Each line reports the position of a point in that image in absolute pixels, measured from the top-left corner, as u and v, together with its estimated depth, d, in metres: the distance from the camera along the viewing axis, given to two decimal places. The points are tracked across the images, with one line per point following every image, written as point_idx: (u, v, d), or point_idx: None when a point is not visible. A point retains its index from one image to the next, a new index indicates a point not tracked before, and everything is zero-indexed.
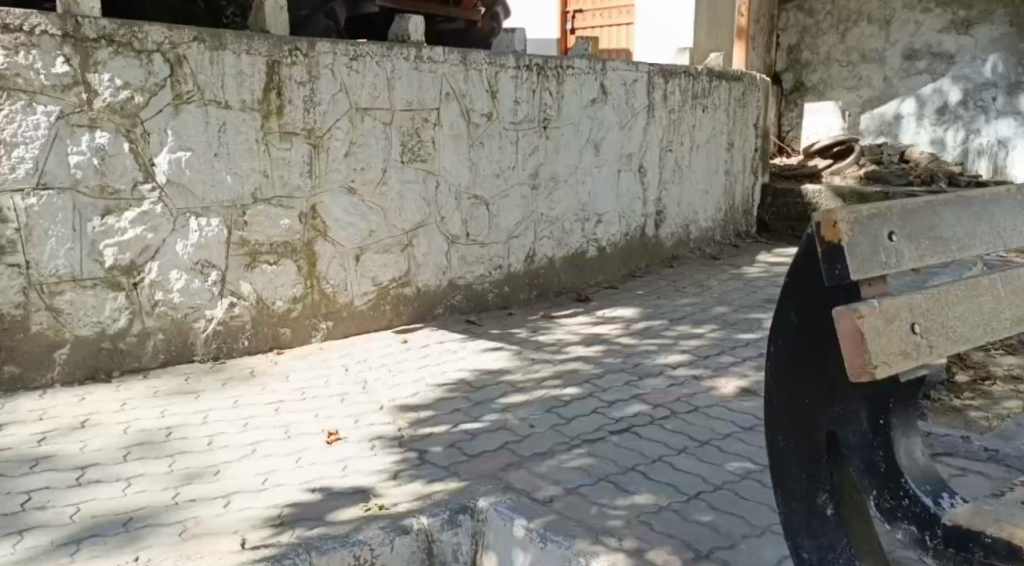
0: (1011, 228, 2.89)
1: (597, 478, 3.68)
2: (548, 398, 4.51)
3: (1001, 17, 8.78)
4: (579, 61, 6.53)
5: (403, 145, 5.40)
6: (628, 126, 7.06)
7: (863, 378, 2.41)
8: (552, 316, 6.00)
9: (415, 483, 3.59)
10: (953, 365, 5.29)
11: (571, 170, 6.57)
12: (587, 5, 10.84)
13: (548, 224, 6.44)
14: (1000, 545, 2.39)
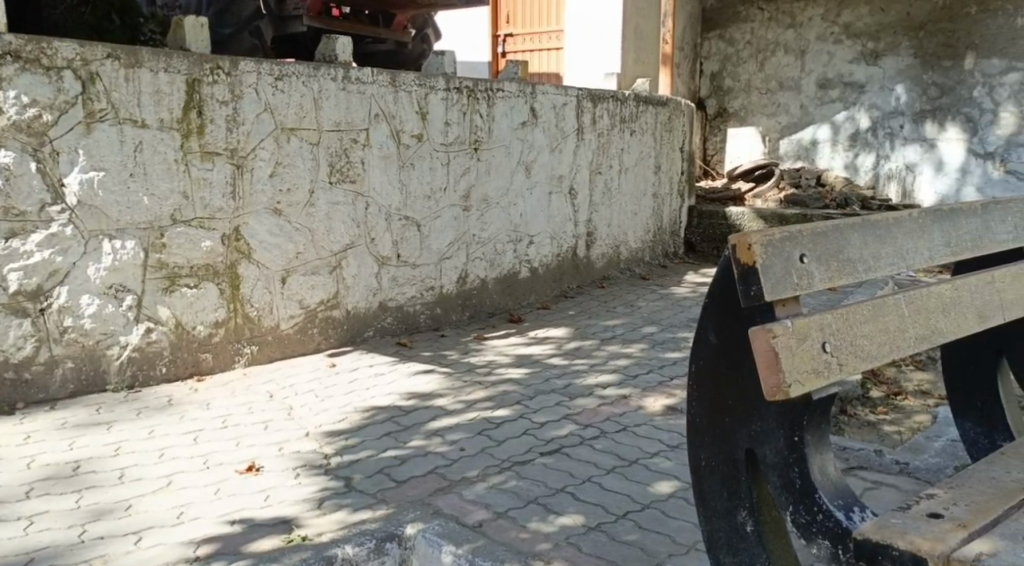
0: (913, 250, 2.99)
1: (526, 501, 3.69)
2: (479, 420, 4.52)
3: (907, 49, 9.13)
4: (509, 84, 6.58)
5: (330, 165, 5.38)
6: (557, 148, 7.13)
7: (777, 397, 2.48)
8: (484, 337, 6.01)
9: (340, 512, 3.56)
10: (867, 380, 5.44)
11: (502, 191, 6.60)
12: (518, 29, 10.94)
13: (480, 246, 6.46)
14: (907, 557, 2.46)
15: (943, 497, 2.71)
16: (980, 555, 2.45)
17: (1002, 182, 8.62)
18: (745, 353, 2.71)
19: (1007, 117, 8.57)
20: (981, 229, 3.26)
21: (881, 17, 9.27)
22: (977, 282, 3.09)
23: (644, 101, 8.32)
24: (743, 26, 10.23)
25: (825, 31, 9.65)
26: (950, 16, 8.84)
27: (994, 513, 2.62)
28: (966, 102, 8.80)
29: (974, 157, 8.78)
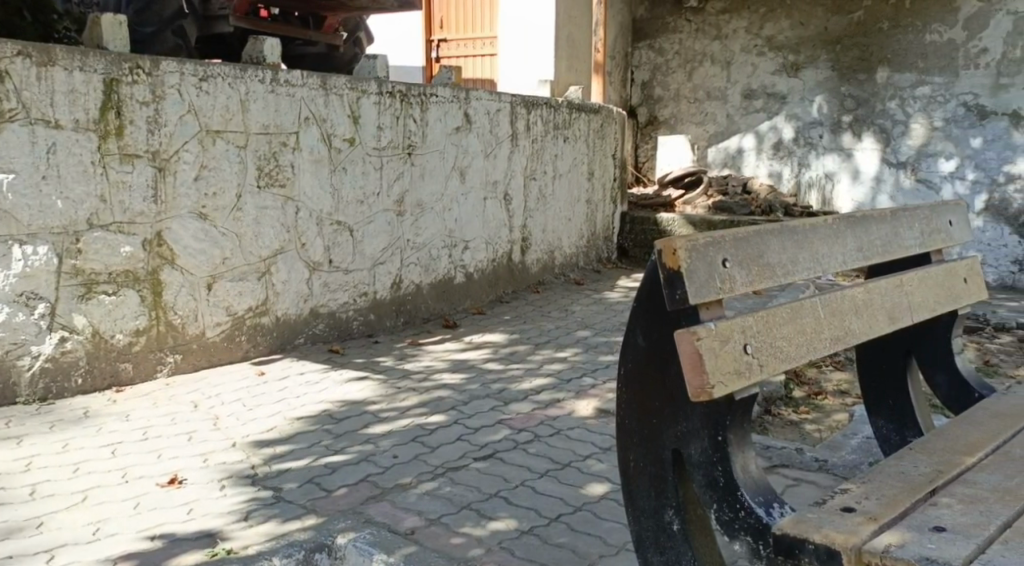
0: (828, 254, 3.13)
1: (459, 507, 3.76)
2: (412, 427, 4.56)
3: (825, 62, 9.45)
4: (442, 90, 6.64)
5: (258, 169, 5.39)
6: (491, 154, 7.21)
7: (701, 398, 2.58)
8: (419, 342, 6.06)
9: (268, 523, 3.58)
10: (789, 381, 5.63)
11: (436, 196, 6.66)
12: (451, 34, 11.01)
13: (415, 251, 6.51)
14: (822, 550, 2.47)
15: (856, 492, 2.72)
16: (888, 546, 2.44)
17: (913, 191, 9.00)
18: (671, 356, 2.82)
19: (918, 128, 8.92)
20: (890, 235, 3.42)
21: (801, 31, 9.57)
22: (888, 286, 3.24)
23: (577, 108, 8.45)
24: (672, 37, 10.44)
25: (749, 43, 9.90)
26: (864, 31, 9.20)
27: (903, 506, 2.62)
28: (880, 115, 9.14)
29: (887, 166, 9.13)
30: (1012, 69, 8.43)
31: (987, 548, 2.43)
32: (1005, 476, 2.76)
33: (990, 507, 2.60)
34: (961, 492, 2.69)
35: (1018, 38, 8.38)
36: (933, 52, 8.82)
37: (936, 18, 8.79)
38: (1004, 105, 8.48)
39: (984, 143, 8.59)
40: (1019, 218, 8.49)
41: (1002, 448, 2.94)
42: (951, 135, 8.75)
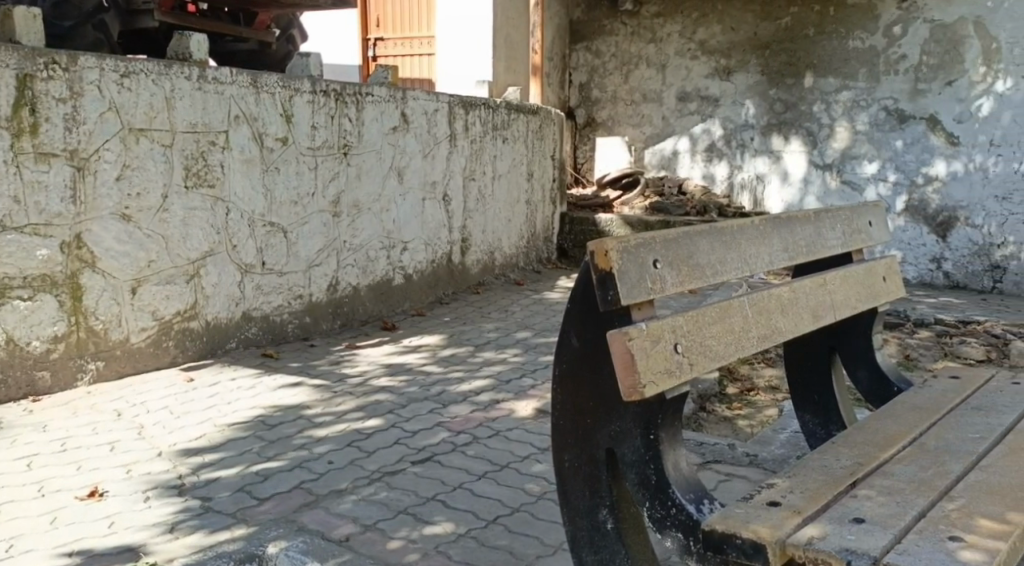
0: (755, 255, 3.21)
1: (395, 511, 3.77)
2: (349, 431, 4.56)
3: (755, 68, 9.64)
4: (378, 89, 6.63)
5: (185, 169, 5.33)
6: (429, 155, 7.22)
7: (634, 398, 2.62)
8: (356, 345, 6.04)
9: (196, 535, 3.55)
10: (723, 378, 5.74)
11: (373, 197, 6.65)
12: (388, 33, 10.97)
13: (352, 252, 6.50)
14: (747, 545, 2.51)
15: (782, 486, 2.77)
16: (811, 538, 2.49)
17: (838, 193, 9.23)
18: (604, 357, 2.86)
19: (842, 132, 9.17)
20: (814, 236, 3.52)
21: (732, 35, 9.74)
22: (811, 285, 3.33)
23: (515, 109, 8.49)
24: (609, 40, 10.53)
25: (683, 47, 10.04)
26: (792, 37, 9.42)
27: (824, 499, 2.68)
28: (807, 118, 9.36)
29: (814, 168, 9.35)
30: (929, 75, 8.68)
31: (903, 537, 2.48)
32: (920, 467, 2.83)
33: (906, 498, 2.66)
34: (878, 484, 2.75)
35: (935, 45, 8.63)
36: (856, 58, 9.06)
37: (858, 25, 9.03)
38: (921, 109, 8.74)
39: (905, 146, 8.84)
40: (936, 218, 8.75)
41: (916, 441, 3.02)
42: (873, 138, 9.00)
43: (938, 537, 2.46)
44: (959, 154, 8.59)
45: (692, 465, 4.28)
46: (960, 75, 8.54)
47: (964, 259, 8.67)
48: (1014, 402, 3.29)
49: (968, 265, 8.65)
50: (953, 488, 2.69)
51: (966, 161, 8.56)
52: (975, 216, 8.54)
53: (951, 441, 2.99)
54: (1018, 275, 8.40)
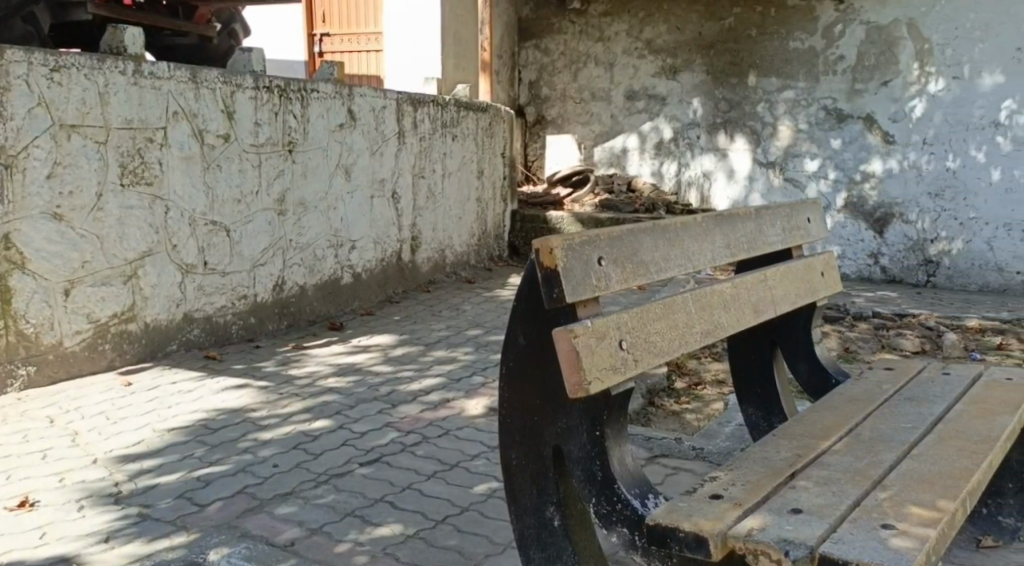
0: (698, 252, 3.25)
1: (342, 514, 3.76)
2: (296, 434, 4.54)
3: (700, 67, 9.74)
4: (323, 86, 6.60)
5: (122, 166, 5.24)
6: (377, 152, 7.20)
7: (579, 394, 2.64)
8: (304, 346, 6.02)
9: (132, 544, 3.52)
10: (671, 373, 5.81)
11: (320, 195, 6.63)
12: (335, 28, 10.86)
13: (298, 251, 6.47)
14: (690, 538, 2.53)
15: (723, 479, 2.81)
16: (751, 530, 2.52)
17: (782, 191, 9.38)
18: (550, 354, 2.87)
19: (784, 131, 9.32)
20: (755, 233, 3.58)
21: (678, 35, 9.84)
22: (752, 281, 3.39)
23: (464, 106, 8.49)
24: (557, 38, 10.58)
25: (630, 46, 10.12)
26: (735, 37, 9.53)
27: (765, 491, 2.72)
28: (750, 118, 9.49)
29: (758, 166, 9.48)
30: (865, 76, 8.87)
31: (839, 526, 2.53)
32: (856, 458, 2.90)
33: (841, 488, 2.72)
34: (816, 475, 2.81)
35: (871, 46, 8.82)
36: (797, 59, 9.22)
37: (798, 26, 9.18)
38: (858, 109, 8.93)
39: (843, 144, 9.03)
40: (874, 214, 8.95)
41: (851, 432, 3.09)
42: (813, 137, 9.17)
43: (871, 525, 2.52)
44: (894, 153, 8.79)
45: (638, 459, 4.33)
46: (895, 75, 8.74)
47: (900, 253, 8.88)
48: (945, 392, 3.38)
49: (904, 259, 8.86)
50: (886, 477, 2.76)
51: (900, 159, 8.77)
52: (909, 212, 8.77)
53: (885, 431, 3.07)
54: (952, 270, 8.64)
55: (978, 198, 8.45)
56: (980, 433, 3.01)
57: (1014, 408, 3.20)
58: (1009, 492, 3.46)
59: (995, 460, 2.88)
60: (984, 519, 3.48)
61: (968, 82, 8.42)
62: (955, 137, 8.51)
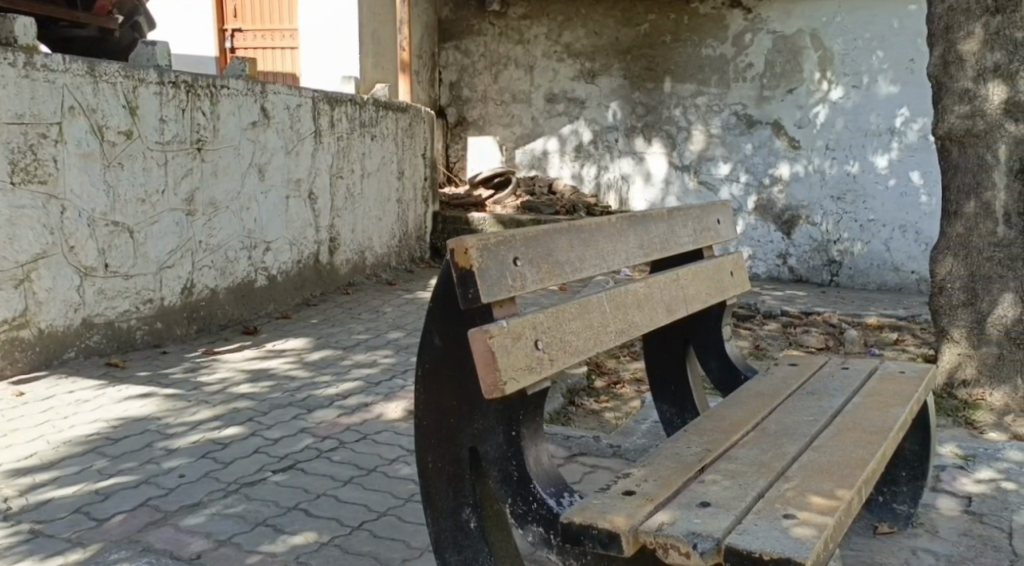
0: (613, 252, 3.30)
1: (253, 524, 3.73)
2: (205, 442, 4.49)
3: (618, 72, 9.87)
4: (234, 82, 6.51)
5: (13, 164, 5.05)
6: (293, 151, 7.15)
7: (495, 394, 2.66)
8: (215, 351, 5.94)
9: (24, 562, 3.43)
10: (591, 372, 5.89)
11: (232, 195, 6.55)
12: (246, 24, 10.73)
13: (208, 253, 6.37)
14: (603, 534, 2.57)
15: (637, 475, 2.85)
16: (661, 524, 2.57)
17: (696, 194, 9.57)
18: (466, 355, 2.88)
19: (698, 135, 9.50)
20: (667, 234, 3.65)
21: (596, 40, 9.96)
22: (665, 281, 3.45)
23: (383, 106, 8.46)
24: (477, 39, 10.62)
25: (549, 49, 10.20)
26: (651, 43, 9.68)
27: (675, 486, 2.77)
28: (665, 122, 9.65)
29: (674, 170, 9.65)
30: (773, 83, 9.11)
31: (745, 517, 2.60)
32: (762, 451, 2.98)
33: (748, 480, 2.80)
34: (725, 468, 2.88)
35: (777, 55, 9.08)
36: (709, 66, 9.41)
37: (710, 34, 9.37)
38: (767, 115, 9.17)
39: (753, 149, 9.25)
40: (783, 216, 9.19)
41: (758, 428, 3.17)
42: (725, 142, 9.37)
43: (774, 515, 2.60)
44: (800, 158, 9.06)
45: (558, 458, 4.39)
46: (800, 83, 9.00)
47: (807, 254, 9.13)
48: (844, 386, 3.50)
49: (810, 260, 9.11)
50: (789, 469, 2.85)
51: (806, 164, 9.05)
52: (815, 215, 9.04)
53: (791, 425, 3.16)
54: (853, 269, 8.92)
55: (876, 201, 8.76)
56: (876, 425, 3.13)
57: (905, 399, 3.34)
58: (902, 480, 3.61)
59: (888, 449, 3.00)
60: (879, 506, 3.62)
61: (866, 91, 8.72)
62: (855, 142, 8.81)
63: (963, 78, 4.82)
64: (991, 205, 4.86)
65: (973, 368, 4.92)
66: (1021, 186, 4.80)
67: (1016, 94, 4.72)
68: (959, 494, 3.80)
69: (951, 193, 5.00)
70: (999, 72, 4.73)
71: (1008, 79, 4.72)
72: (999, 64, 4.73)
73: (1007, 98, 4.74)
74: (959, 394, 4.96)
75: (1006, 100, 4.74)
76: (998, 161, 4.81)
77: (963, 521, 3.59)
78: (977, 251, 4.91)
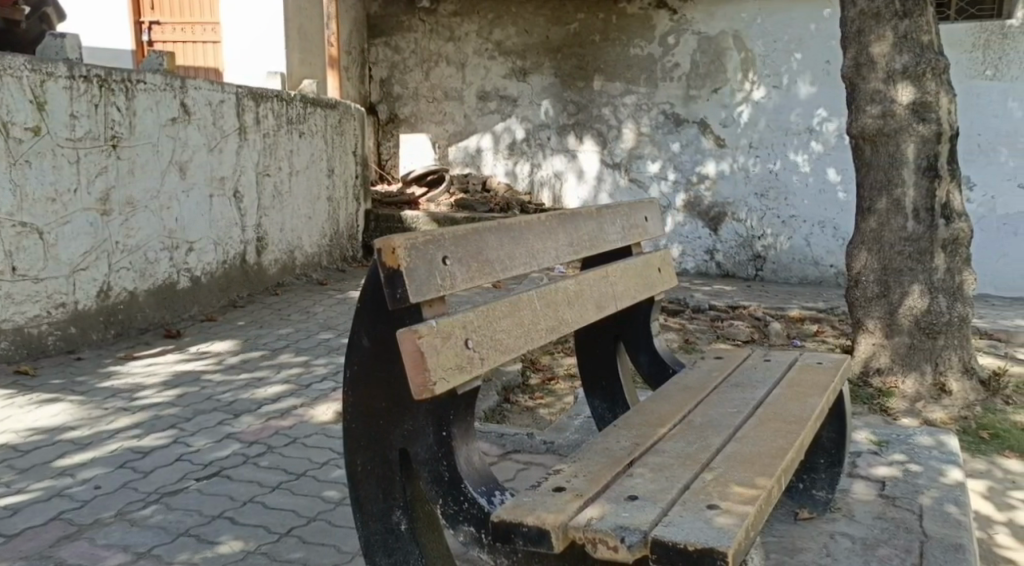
0: (543, 249, 3.33)
1: (175, 535, 3.68)
2: (123, 451, 4.41)
3: (549, 70, 9.94)
4: (152, 76, 6.39)
5: None
6: (215, 148, 7.05)
7: (425, 395, 2.67)
8: (133, 355, 5.84)
9: None
10: (526, 368, 5.93)
11: (151, 194, 6.44)
12: (166, 16, 10.43)
13: (126, 255, 6.25)
14: (532, 532, 2.60)
15: (567, 471, 2.89)
16: (590, 519, 2.61)
17: (627, 191, 9.67)
18: (395, 355, 2.89)
19: (628, 133, 9.60)
20: (597, 231, 3.70)
21: (526, 38, 10.01)
22: (595, 278, 3.50)
23: (311, 102, 8.39)
24: (407, 36, 10.60)
25: (480, 47, 10.23)
26: (580, 42, 9.75)
27: (605, 480, 2.82)
28: (596, 120, 9.73)
29: (605, 167, 9.73)
30: (698, 83, 9.25)
31: (670, 509, 2.65)
32: (687, 443, 3.05)
33: (674, 472, 2.85)
34: (652, 461, 2.93)
35: (702, 55, 9.21)
36: (637, 65, 9.51)
37: (637, 34, 9.47)
38: (694, 114, 9.30)
39: (681, 147, 9.38)
40: (710, 212, 9.33)
41: (685, 420, 3.24)
42: (654, 140, 9.49)
43: (699, 506, 2.65)
44: (725, 156, 9.20)
45: (491, 457, 4.41)
46: (724, 83, 9.15)
47: (734, 249, 9.29)
48: (767, 378, 3.58)
49: (736, 255, 9.28)
50: (714, 460, 2.92)
51: (731, 162, 9.20)
52: (740, 211, 9.20)
53: (716, 418, 3.22)
54: (777, 264, 9.11)
55: (797, 198, 8.95)
56: (795, 414, 3.21)
57: (824, 389, 3.43)
58: (821, 466, 3.67)
59: (807, 438, 3.08)
60: (799, 493, 3.70)
61: (786, 91, 8.90)
62: (776, 142, 8.98)
63: (874, 80, 5.01)
64: (901, 201, 5.03)
65: (887, 357, 5.10)
66: (928, 184, 4.98)
67: (923, 95, 4.92)
68: (873, 479, 3.91)
69: (865, 190, 5.17)
70: (907, 74, 4.92)
71: (916, 81, 4.92)
72: (907, 66, 4.92)
73: (915, 99, 4.93)
74: (873, 382, 5.13)
75: (913, 101, 4.94)
76: (907, 160, 4.99)
77: (878, 504, 3.70)
78: (890, 245, 5.07)
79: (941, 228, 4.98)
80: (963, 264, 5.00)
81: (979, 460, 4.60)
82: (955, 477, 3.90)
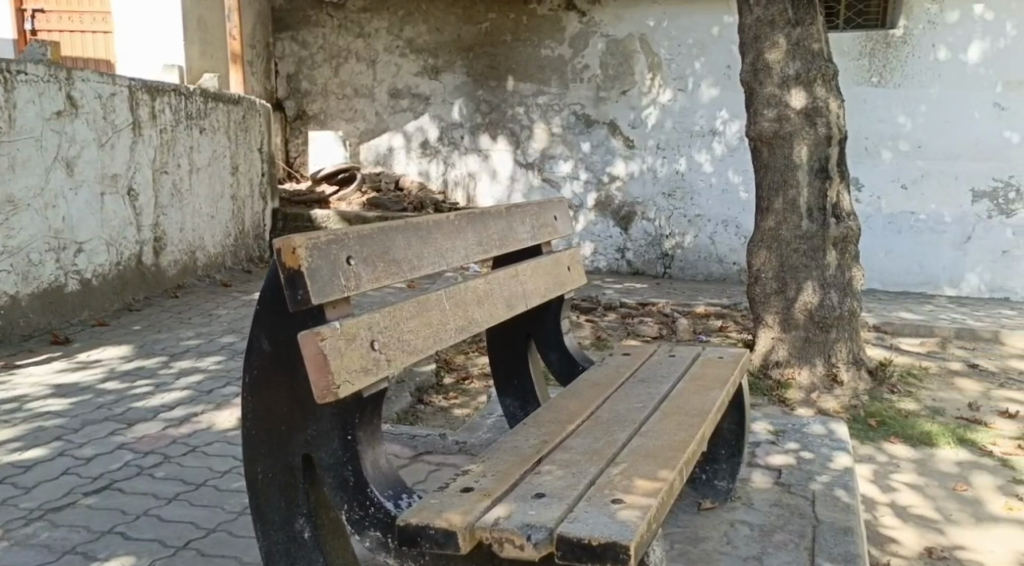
0: (451, 248, 3.29)
1: (60, 553, 3.54)
2: (4, 466, 4.22)
3: (461, 69, 9.90)
4: (35, 68, 6.13)
5: None
6: (106, 144, 6.84)
7: (328, 399, 2.61)
8: (18, 364, 5.60)
9: None
10: (440, 368, 5.89)
11: (33, 191, 6.18)
12: (50, 5, 10.05)
13: (8, 257, 5.95)
14: (438, 533, 2.56)
15: (475, 471, 2.86)
16: (497, 518, 2.58)
17: (540, 190, 9.69)
18: (297, 359, 2.81)
19: (540, 133, 9.62)
20: (506, 230, 3.68)
21: (438, 36, 9.96)
22: (504, 276, 3.47)
23: (213, 98, 8.20)
24: (315, 31, 10.44)
25: (390, 44, 10.14)
26: (492, 41, 9.74)
27: (513, 478, 2.80)
28: (509, 120, 9.73)
29: (518, 167, 9.73)
30: (608, 84, 9.31)
31: (576, 505, 2.64)
32: (594, 439, 3.05)
33: (580, 468, 2.85)
34: (559, 458, 2.92)
35: (610, 56, 9.28)
36: (549, 66, 9.53)
37: (548, 34, 9.50)
38: (604, 114, 9.36)
39: (592, 147, 9.43)
40: (620, 211, 9.41)
41: (592, 416, 3.24)
42: (566, 140, 9.52)
43: (603, 501, 2.64)
44: (635, 156, 9.30)
45: (403, 459, 4.36)
46: (632, 85, 9.23)
47: (643, 247, 9.38)
48: (671, 373, 3.61)
49: (646, 253, 9.36)
50: (619, 455, 2.92)
51: (640, 162, 9.29)
52: (649, 210, 9.29)
53: (622, 413, 3.23)
54: (684, 262, 9.23)
55: (702, 197, 9.10)
56: (697, 407, 3.24)
57: (725, 383, 3.47)
58: (722, 457, 3.73)
59: (709, 431, 3.11)
60: (703, 485, 3.74)
61: (691, 93, 9.04)
62: (682, 143, 9.11)
63: (770, 84, 5.11)
64: (796, 202, 5.13)
65: (785, 350, 5.19)
66: (821, 184, 5.10)
67: (815, 100, 5.05)
68: (771, 468, 3.97)
69: (763, 191, 5.25)
70: (800, 80, 5.04)
71: (808, 86, 5.04)
72: (799, 73, 5.05)
73: (807, 103, 5.05)
74: (773, 374, 5.21)
75: (806, 106, 5.05)
76: (801, 163, 5.10)
77: (773, 492, 3.77)
78: (786, 243, 5.16)
79: (833, 226, 5.11)
80: (854, 260, 5.15)
81: (868, 446, 4.73)
82: (842, 463, 4.00)
